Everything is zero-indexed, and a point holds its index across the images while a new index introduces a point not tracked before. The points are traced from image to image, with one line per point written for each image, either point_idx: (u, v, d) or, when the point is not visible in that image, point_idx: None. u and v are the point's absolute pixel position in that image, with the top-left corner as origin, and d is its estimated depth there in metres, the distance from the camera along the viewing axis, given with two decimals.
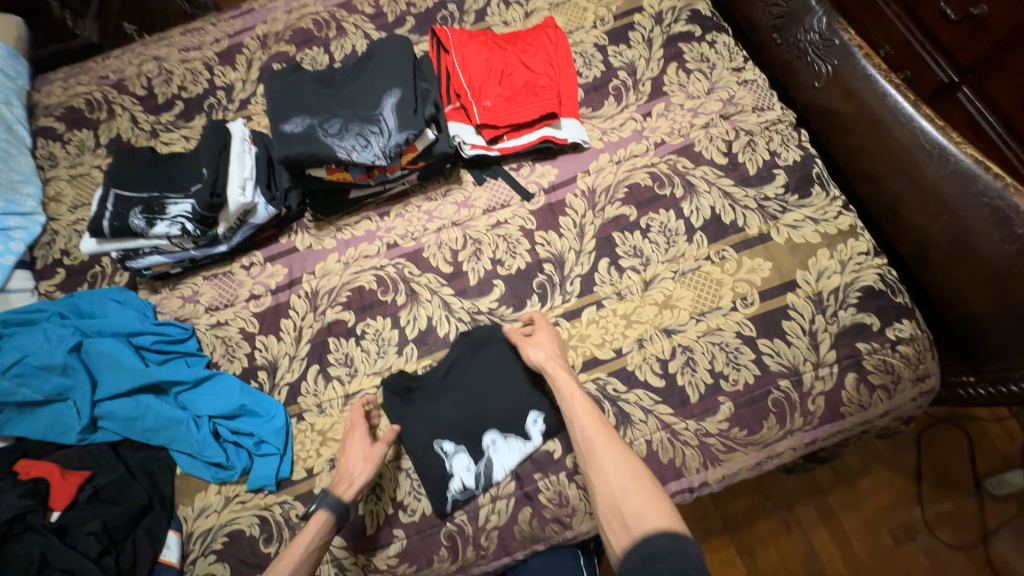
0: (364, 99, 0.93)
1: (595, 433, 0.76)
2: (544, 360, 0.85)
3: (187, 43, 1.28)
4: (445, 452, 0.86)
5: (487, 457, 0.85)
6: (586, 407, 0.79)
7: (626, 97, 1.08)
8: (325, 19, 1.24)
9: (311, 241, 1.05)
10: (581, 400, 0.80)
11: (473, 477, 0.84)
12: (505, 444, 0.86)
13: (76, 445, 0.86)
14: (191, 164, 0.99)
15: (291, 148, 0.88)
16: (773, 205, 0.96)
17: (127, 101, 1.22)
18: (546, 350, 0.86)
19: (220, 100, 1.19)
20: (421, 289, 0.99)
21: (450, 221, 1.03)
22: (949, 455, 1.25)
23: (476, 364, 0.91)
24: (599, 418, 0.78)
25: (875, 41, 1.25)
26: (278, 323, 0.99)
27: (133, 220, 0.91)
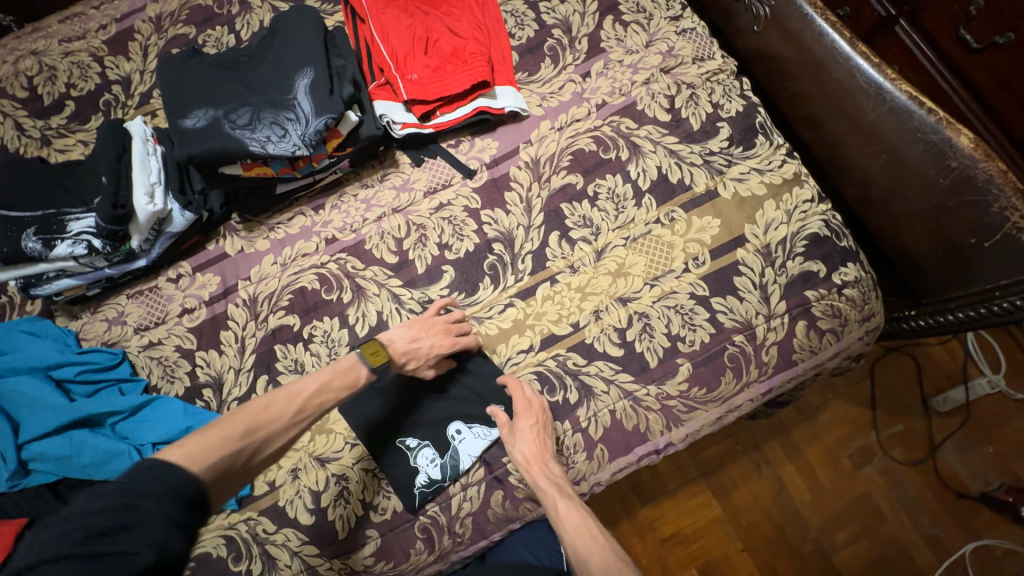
0: (274, 83, 0.84)
1: (585, 546, 0.72)
2: (526, 464, 0.78)
3: (68, 31, 1.12)
4: (409, 448, 0.85)
5: (453, 449, 0.85)
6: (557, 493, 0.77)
7: (562, 57, 1.02)
8: None
9: (242, 244, 0.97)
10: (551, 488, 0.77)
11: (439, 469, 0.83)
12: (470, 434, 0.85)
13: (7, 493, 0.79)
14: (87, 172, 0.88)
15: (198, 146, 0.80)
16: (718, 159, 0.94)
17: (8, 105, 1.08)
18: (524, 452, 0.79)
19: (117, 96, 1.07)
20: (368, 283, 0.94)
21: (391, 208, 0.97)
22: (899, 380, 1.32)
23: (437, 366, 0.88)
24: (590, 527, 0.74)
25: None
26: (218, 336, 0.93)
27: (27, 243, 0.82)
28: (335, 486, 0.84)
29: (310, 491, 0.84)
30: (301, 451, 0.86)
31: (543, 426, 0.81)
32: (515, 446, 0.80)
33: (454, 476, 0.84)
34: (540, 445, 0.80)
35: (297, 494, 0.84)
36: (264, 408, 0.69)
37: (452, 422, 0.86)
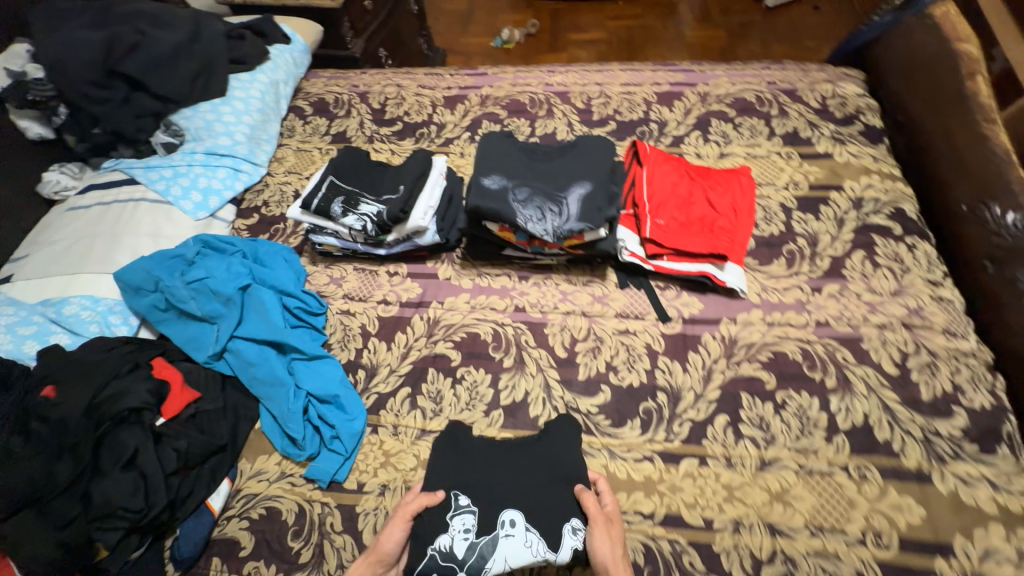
0: (559, 182, 1.02)
1: None
2: (610, 566, 0.71)
3: (426, 81, 1.53)
4: (456, 504, 0.81)
5: (495, 536, 0.77)
6: None
7: (799, 263, 1.05)
8: (541, 100, 1.42)
9: (451, 274, 1.13)
10: None
11: (466, 547, 0.76)
12: (521, 535, 0.77)
13: (201, 363, 0.96)
14: (393, 176, 1.13)
15: (480, 200, 0.98)
16: (943, 444, 0.83)
17: (363, 109, 1.48)
18: (607, 556, 0.72)
19: (430, 133, 1.39)
20: (530, 361, 0.99)
21: (581, 310, 1.05)
22: None
23: (547, 445, 0.86)
24: None
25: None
26: (394, 334, 1.05)
27: (334, 206, 1.06)
28: None
29: (386, 515, 0.85)
30: (399, 472, 0.89)
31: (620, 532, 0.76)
32: (603, 544, 0.73)
33: (473, 567, 0.75)
34: (620, 542, 0.75)
35: (375, 509, 0.86)
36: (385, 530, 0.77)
37: (508, 510, 0.79)
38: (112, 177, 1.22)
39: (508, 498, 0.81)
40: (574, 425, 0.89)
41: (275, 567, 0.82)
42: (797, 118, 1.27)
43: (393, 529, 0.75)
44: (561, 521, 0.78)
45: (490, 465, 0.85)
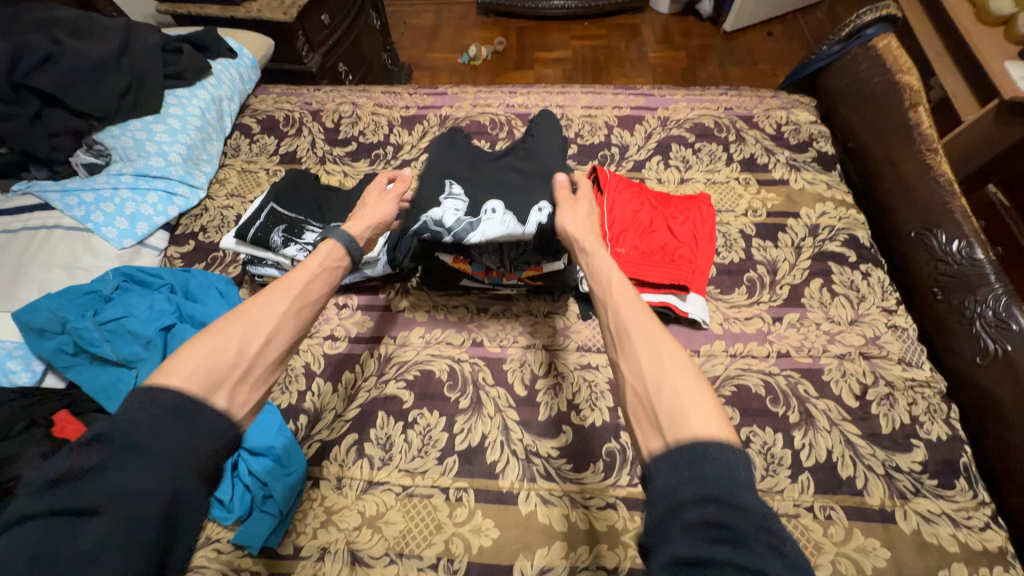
0: (518, 198, 0.92)
1: (626, 305, 0.63)
2: (570, 226, 0.82)
3: (383, 100, 1.47)
4: (449, 191, 0.92)
5: (478, 219, 0.88)
6: (596, 247, 0.76)
7: (759, 292, 1.04)
8: (502, 121, 1.38)
9: (405, 306, 1.06)
10: (603, 258, 0.73)
11: (455, 219, 0.87)
12: (500, 216, 0.88)
13: (115, 417, 0.85)
14: (341, 203, 1.06)
15: (426, 218, 0.87)
16: (903, 479, 0.82)
17: (315, 128, 1.40)
18: (574, 223, 0.82)
19: (386, 154, 1.33)
20: (487, 401, 0.93)
21: (542, 343, 1.00)
22: None
23: (531, 139, 1.05)
24: (627, 286, 0.67)
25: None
26: (341, 373, 0.97)
27: (274, 236, 0.97)
28: None
29: None
30: (341, 532, 0.81)
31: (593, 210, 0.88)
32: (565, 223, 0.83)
33: (460, 237, 0.86)
34: (586, 220, 0.84)
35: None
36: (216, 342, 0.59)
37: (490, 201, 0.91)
38: (23, 203, 1.11)
39: (486, 187, 0.94)
40: (556, 121, 1.09)
41: None
42: (754, 144, 1.28)
43: (380, 202, 0.90)
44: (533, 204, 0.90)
45: (467, 172, 0.97)
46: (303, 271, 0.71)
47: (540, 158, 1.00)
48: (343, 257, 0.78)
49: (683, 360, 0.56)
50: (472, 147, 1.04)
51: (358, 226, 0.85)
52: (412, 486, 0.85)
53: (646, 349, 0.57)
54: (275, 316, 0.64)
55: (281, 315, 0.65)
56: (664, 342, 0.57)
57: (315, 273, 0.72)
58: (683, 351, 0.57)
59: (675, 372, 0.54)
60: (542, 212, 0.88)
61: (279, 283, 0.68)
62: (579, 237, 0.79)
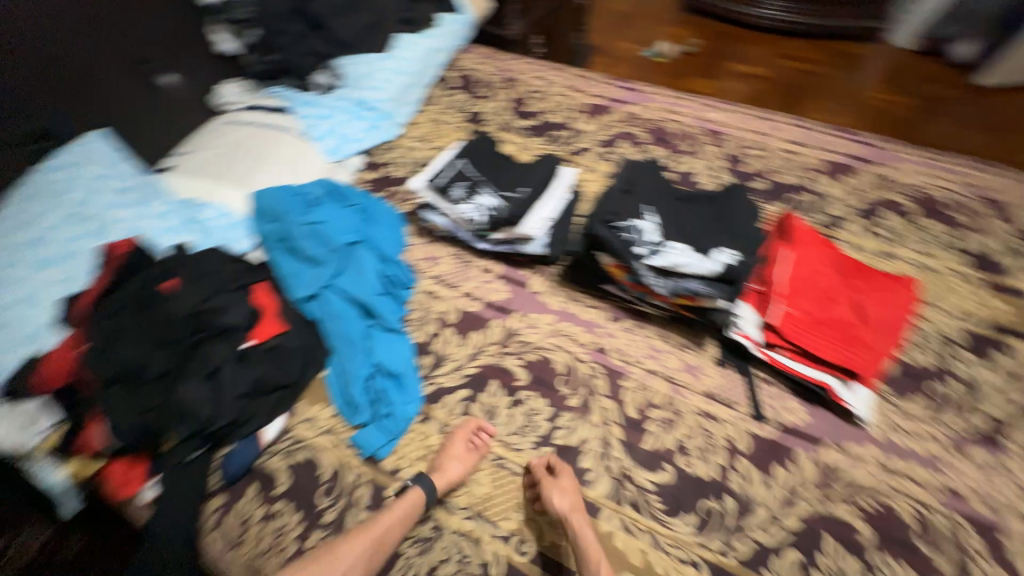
0: (695, 234, 0.91)
1: None
2: (567, 516, 0.77)
3: (574, 85, 1.49)
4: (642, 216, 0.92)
5: (664, 249, 0.88)
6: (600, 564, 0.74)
7: (945, 410, 0.87)
8: (689, 133, 1.31)
9: (542, 289, 1.09)
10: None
11: (646, 247, 0.88)
12: (685, 253, 0.87)
13: (290, 300, 1.00)
14: (518, 176, 1.11)
15: (619, 223, 0.88)
16: None
17: (505, 98, 1.47)
18: (572, 502, 0.78)
19: (563, 138, 1.35)
20: (596, 408, 0.92)
21: (666, 373, 0.95)
22: None
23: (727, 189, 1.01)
24: None
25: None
26: (469, 331, 1.04)
27: (456, 190, 1.07)
28: (426, 528, 0.83)
29: None
30: None
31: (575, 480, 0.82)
32: (568, 506, 0.78)
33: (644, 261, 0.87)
34: (593, 550, 0.75)
35: None
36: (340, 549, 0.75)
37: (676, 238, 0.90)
38: (270, 103, 1.32)
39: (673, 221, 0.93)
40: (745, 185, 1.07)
41: (301, 515, 0.85)
42: (994, 238, 1.06)
43: (467, 459, 0.86)
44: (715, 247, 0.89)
45: (659, 200, 0.97)
46: (377, 525, 0.79)
47: (734, 206, 0.96)
48: (421, 507, 0.81)
49: None
50: (661, 181, 1.02)
51: (449, 470, 0.84)
52: (506, 458, 0.88)
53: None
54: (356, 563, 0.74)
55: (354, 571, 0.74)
56: None
57: (389, 525, 0.79)
58: None
59: None
60: (724, 256, 0.86)
61: (363, 530, 0.78)
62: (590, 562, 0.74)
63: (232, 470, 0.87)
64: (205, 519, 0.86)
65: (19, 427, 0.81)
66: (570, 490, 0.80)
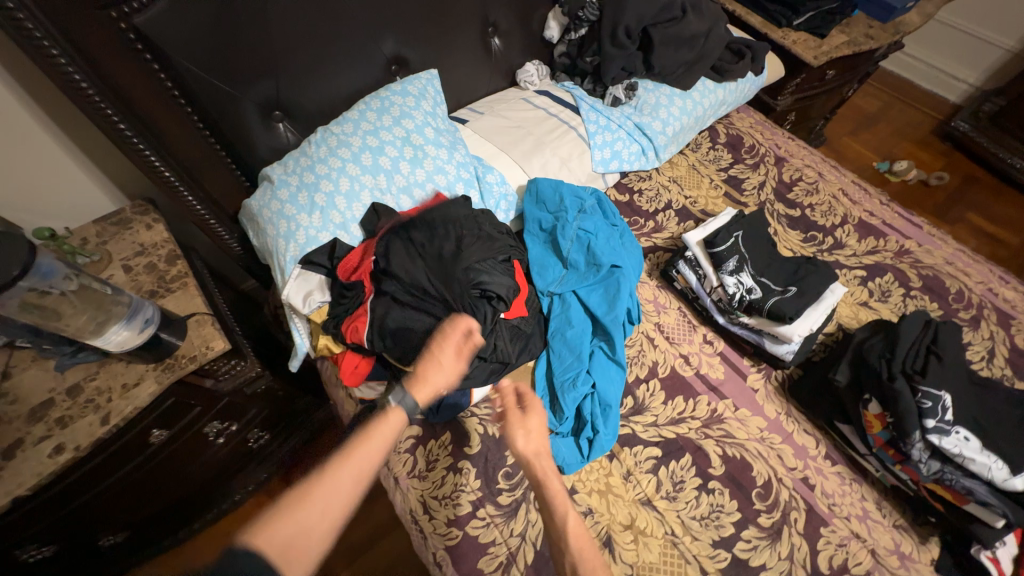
0: (994, 434, 0.82)
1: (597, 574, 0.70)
2: (536, 455, 0.80)
3: (848, 191, 1.39)
4: (940, 386, 0.84)
5: (955, 435, 0.80)
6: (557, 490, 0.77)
7: None
8: (972, 300, 1.17)
9: (760, 388, 1.04)
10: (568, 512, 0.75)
11: (935, 424, 0.81)
12: (980, 452, 0.79)
13: (535, 289, 1.06)
14: (784, 271, 1.07)
15: (921, 387, 0.83)
16: None
17: (772, 174, 1.41)
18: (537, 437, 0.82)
19: (824, 241, 1.26)
20: (786, 542, 0.87)
21: (873, 547, 0.87)
22: None
23: None
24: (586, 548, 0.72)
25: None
26: (676, 394, 1.02)
27: (728, 261, 1.04)
28: None
29: None
30: (610, 514, 0.88)
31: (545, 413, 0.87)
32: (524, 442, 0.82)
33: (924, 436, 0.81)
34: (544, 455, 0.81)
35: None
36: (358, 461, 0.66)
37: (967, 426, 0.82)
38: (563, 96, 1.38)
39: (966, 408, 0.84)
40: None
41: (479, 485, 0.90)
42: None
43: (453, 367, 0.80)
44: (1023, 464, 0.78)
45: (956, 375, 0.87)
46: (360, 446, 0.68)
47: None
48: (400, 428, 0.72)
49: None
50: (964, 352, 0.92)
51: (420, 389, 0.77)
52: (679, 539, 0.87)
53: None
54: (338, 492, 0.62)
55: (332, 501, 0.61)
56: None
57: (372, 449, 0.68)
58: None
59: None
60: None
61: (340, 458, 0.65)
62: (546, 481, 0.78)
63: (439, 415, 0.95)
64: (399, 441, 0.97)
65: (304, 292, 0.99)
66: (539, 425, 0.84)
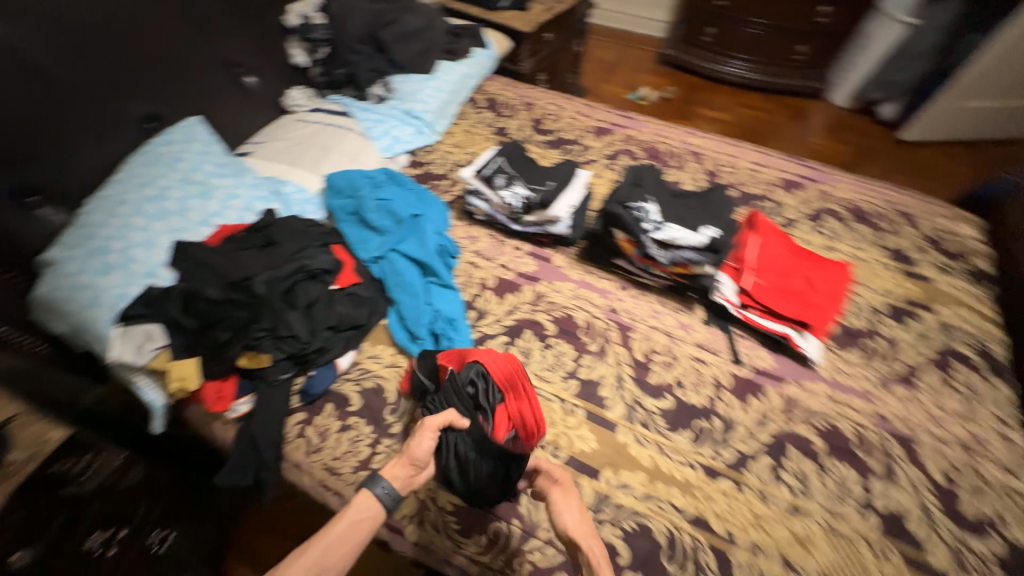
0: (689, 219, 1.19)
1: None
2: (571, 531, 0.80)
3: (582, 111, 1.80)
4: (646, 202, 1.20)
5: (664, 227, 1.15)
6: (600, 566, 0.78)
7: (875, 359, 1.12)
8: (676, 153, 1.62)
9: (564, 263, 1.32)
10: None
11: (649, 225, 1.16)
12: (681, 231, 1.14)
13: (362, 260, 1.22)
14: (544, 173, 1.37)
15: (634, 205, 1.18)
16: (974, 558, 0.86)
17: (527, 117, 1.76)
18: (571, 521, 0.81)
19: (575, 150, 1.63)
20: (611, 354, 1.14)
21: (666, 330, 1.18)
22: None
23: (713, 190, 1.30)
24: None
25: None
26: (506, 293, 1.26)
27: (498, 180, 1.32)
28: None
29: None
30: None
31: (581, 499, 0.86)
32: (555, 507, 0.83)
33: (648, 235, 1.15)
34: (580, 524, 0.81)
35: None
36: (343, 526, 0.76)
37: (671, 219, 1.18)
38: (333, 107, 1.57)
39: (670, 210, 1.20)
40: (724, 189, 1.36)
41: (371, 428, 1.03)
42: (905, 238, 1.37)
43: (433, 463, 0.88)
44: (703, 228, 1.16)
45: (660, 194, 1.25)
46: (335, 523, 0.76)
47: (718, 203, 1.25)
48: (376, 515, 0.79)
49: None
50: (661, 179, 1.30)
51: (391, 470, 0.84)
52: (539, 388, 1.09)
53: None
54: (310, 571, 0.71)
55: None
56: None
57: (343, 529, 0.76)
58: None
59: None
60: (709, 235, 1.14)
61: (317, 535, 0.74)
62: (582, 544, 0.79)
63: (311, 392, 1.05)
64: (289, 429, 1.04)
65: (135, 347, 1.00)
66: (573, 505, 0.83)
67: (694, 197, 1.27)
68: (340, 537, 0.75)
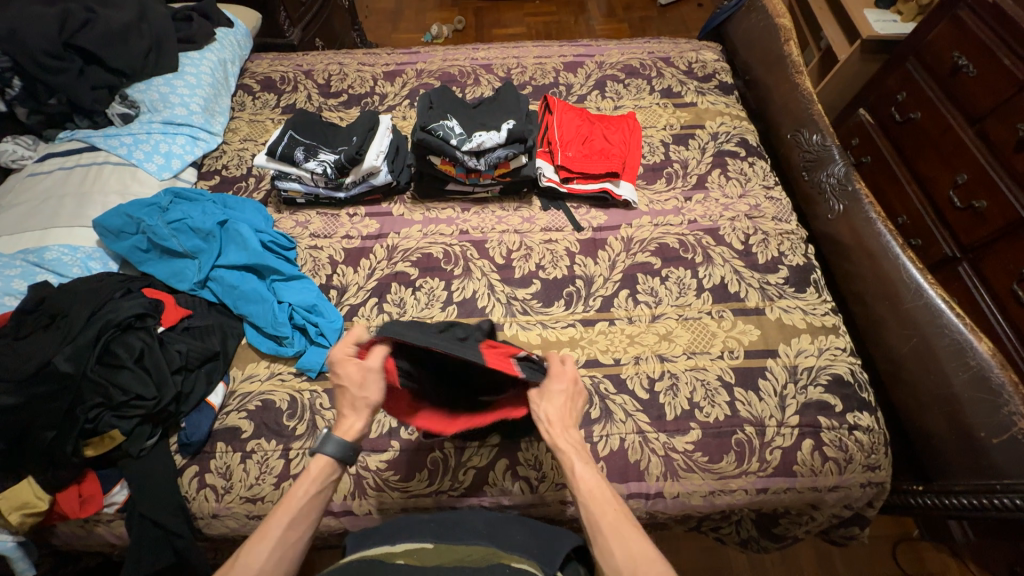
0: (489, 122, 1.25)
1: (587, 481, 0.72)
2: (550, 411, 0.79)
3: (365, 60, 1.72)
4: (446, 120, 1.22)
5: (470, 136, 1.20)
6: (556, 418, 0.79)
7: (675, 181, 1.34)
8: (468, 71, 1.65)
9: (403, 210, 1.33)
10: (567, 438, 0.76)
11: (456, 138, 1.19)
12: (485, 133, 1.20)
13: (186, 292, 1.11)
14: (344, 131, 1.32)
15: (434, 125, 1.20)
16: (772, 288, 1.14)
17: (310, 85, 1.63)
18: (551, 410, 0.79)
19: (374, 102, 1.58)
20: (476, 269, 1.20)
21: (514, 229, 1.27)
22: None
23: (503, 89, 1.36)
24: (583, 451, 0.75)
25: (955, 165, 1.43)
26: (359, 259, 1.23)
27: (297, 153, 1.23)
28: None
29: None
30: None
31: (574, 387, 0.82)
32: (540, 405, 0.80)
33: (459, 148, 1.18)
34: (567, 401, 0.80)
35: None
36: (298, 489, 0.71)
37: (473, 128, 1.23)
38: (73, 146, 1.31)
39: (470, 121, 1.25)
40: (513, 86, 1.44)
41: (276, 442, 0.98)
42: (670, 78, 1.59)
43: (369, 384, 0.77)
44: (502, 124, 1.23)
45: (457, 111, 1.29)
46: (295, 497, 0.70)
47: (511, 99, 1.32)
48: (331, 467, 0.74)
49: (646, 549, 0.65)
50: (453, 96, 1.34)
51: (349, 422, 0.77)
52: None
53: (625, 556, 0.64)
54: (277, 549, 0.66)
55: (269, 561, 0.65)
56: (633, 537, 0.66)
57: (306, 500, 0.71)
58: (646, 539, 0.66)
59: (624, 529, 0.67)
60: (509, 126, 1.21)
61: (278, 505, 0.70)
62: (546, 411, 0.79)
63: (192, 442, 0.95)
64: (187, 487, 0.94)
65: None
66: (562, 402, 0.80)
67: (489, 102, 1.33)
68: (297, 501, 0.70)
